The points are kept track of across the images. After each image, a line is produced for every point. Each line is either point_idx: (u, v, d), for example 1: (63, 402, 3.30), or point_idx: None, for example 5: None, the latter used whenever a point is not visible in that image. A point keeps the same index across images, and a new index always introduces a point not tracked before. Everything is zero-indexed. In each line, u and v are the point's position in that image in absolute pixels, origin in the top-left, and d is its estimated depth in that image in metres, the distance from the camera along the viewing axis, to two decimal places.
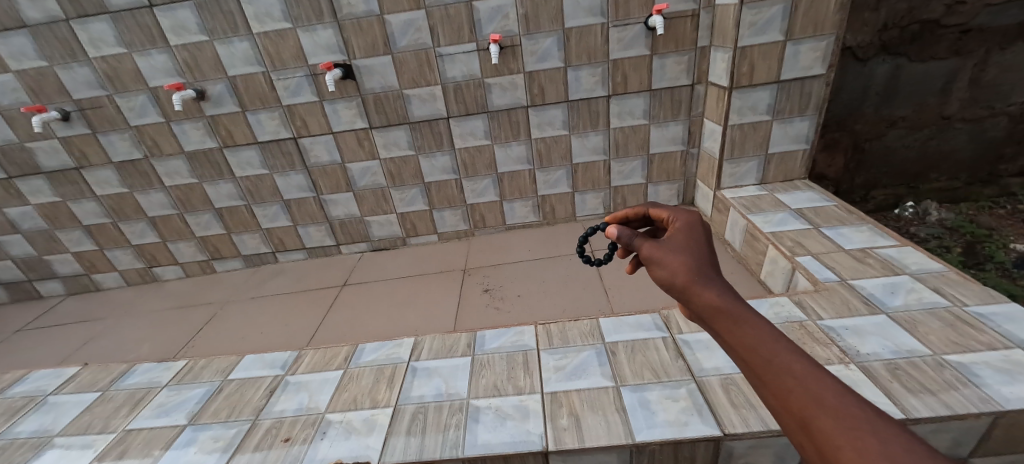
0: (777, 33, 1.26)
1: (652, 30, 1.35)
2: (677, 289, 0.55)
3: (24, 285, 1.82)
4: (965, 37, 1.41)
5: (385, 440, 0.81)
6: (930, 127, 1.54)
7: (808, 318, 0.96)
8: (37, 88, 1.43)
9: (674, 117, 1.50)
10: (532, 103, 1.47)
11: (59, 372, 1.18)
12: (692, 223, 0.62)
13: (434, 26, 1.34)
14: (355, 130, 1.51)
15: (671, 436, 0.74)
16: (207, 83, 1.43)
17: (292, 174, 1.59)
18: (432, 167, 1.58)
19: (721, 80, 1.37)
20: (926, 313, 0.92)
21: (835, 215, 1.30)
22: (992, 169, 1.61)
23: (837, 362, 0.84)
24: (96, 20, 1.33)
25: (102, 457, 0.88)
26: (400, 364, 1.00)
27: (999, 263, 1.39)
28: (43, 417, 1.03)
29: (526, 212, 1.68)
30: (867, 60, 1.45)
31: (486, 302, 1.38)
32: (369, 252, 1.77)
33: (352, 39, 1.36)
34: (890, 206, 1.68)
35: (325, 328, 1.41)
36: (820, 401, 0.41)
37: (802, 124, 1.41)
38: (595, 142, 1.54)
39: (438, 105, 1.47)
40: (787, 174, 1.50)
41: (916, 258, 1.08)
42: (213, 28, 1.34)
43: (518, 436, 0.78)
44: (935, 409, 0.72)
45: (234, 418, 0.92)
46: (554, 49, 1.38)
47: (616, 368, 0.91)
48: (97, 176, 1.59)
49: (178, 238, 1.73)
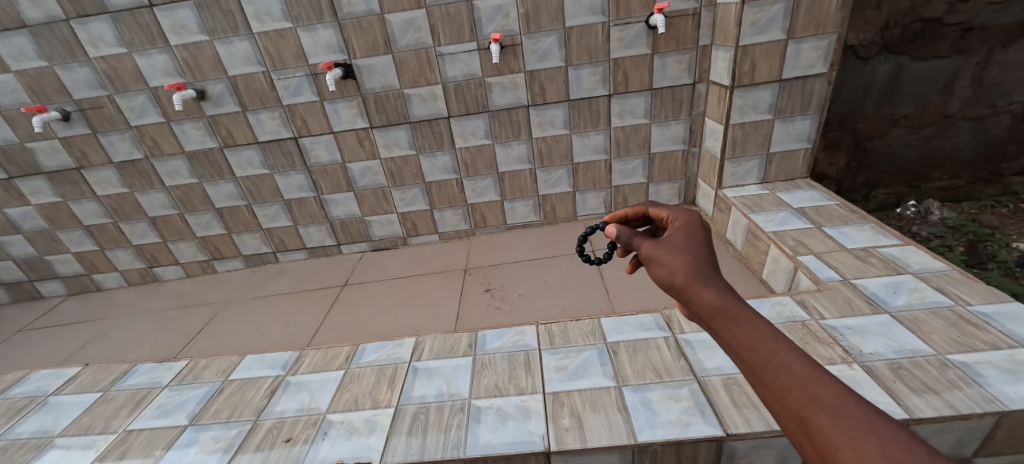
0: (778, 31, 1.26)
1: (653, 29, 1.35)
2: (676, 288, 0.54)
3: (25, 286, 1.82)
4: (967, 36, 1.40)
5: (385, 441, 0.81)
6: (932, 125, 1.54)
7: (810, 318, 0.95)
8: (37, 88, 1.43)
9: (674, 116, 1.49)
10: (532, 102, 1.46)
11: (60, 373, 1.18)
12: (692, 222, 0.61)
13: (434, 25, 1.34)
14: (355, 130, 1.51)
15: (673, 437, 0.74)
16: (207, 83, 1.43)
17: (292, 174, 1.59)
18: (432, 166, 1.58)
19: (722, 79, 1.36)
20: (929, 312, 0.92)
21: (836, 214, 1.30)
22: (994, 168, 1.61)
23: (839, 362, 0.83)
24: (96, 20, 1.32)
25: (103, 457, 0.88)
26: (401, 365, 1.00)
27: (1001, 262, 1.39)
28: (44, 417, 1.03)
29: (526, 212, 1.68)
30: (868, 58, 1.44)
31: (486, 302, 1.38)
32: (369, 252, 1.77)
33: (352, 38, 1.36)
34: (891, 205, 1.68)
35: (325, 328, 1.41)
36: (820, 401, 0.41)
37: (803, 123, 1.40)
38: (596, 142, 1.54)
39: (439, 104, 1.47)
40: (788, 173, 1.50)
41: (918, 257, 1.08)
42: (213, 28, 1.34)
43: (520, 437, 0.78)
44: (939, 409, 0.72)
45: (235, 418, 0.92)
46: (555, 48, 1.37)
47: (618, 368, 0.90)
48: (97, 176, 1.59)
49: (178, 238, 1.72)
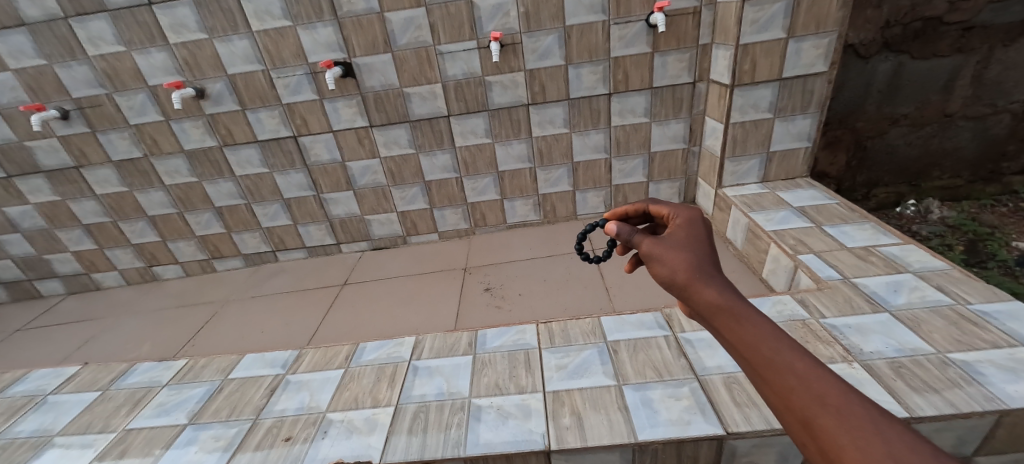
0: (779, 30, 1.25)
1: (653, 27, 1.35)
2: (676, 286, 0.54)
3: (24, 285, 1.82)
4: (967, 34, 1.40)
5: (385, 440, 0.81)
6: (933, 125, 1.54)
7: (810, 317, 0.95)
8: (35, 87, 1.43)
9: (675, 115, 1.49)
10: (532, 101, 1.46)
11: (59, 372, 1.18)
12: (693, 220, 0.61)
13: (434, 23, 1.33)
14: (355, 129, 1.51)
15: (674, 436, 0.74)
16: (206, 81, 1.42)
17: (291, 173, 1.59)
18: (432, 165, 1.58)
19: (722, 78, 1.36)
20: (929, 311, 0.92)
21: (836, 213, 1.29)
22: (994, 167, 1.61)
23: (840, 360, 0.83)
24: (95, 18, 1.32)
25: (103, 456, 0.88)
26: (400, 364, 1.00)
27: (1001, 261, 1.39)
28: (43, 416, 1.03)
29: (526, 211, 1.68)
30: (869, 57, 1.44)
31: (486, 301, 1.38)
32: (369, 251, 1.76)
33: (352, 36, 1.35)
34: (891, 204, 1.68)
35: (325, 327, 1.40)
36: (823, 400, 0.41)
37: (803, 121, 1.40)
38: (596, 141, 1.53)
39: (439, 103, 1.46)
40: (788, 172, 1.50)
41: (918, 256, 1.08)
42: (212, 26, 1.34)
43: (520, 436, 0.78)
44: (940, 408, 0.72)
45: (235, 417, 0.92)
46: (555, 46, 1.37)
47: (618, 367, 0.90)
48: (96, 175, 1.59)
49: (177, 237, 1.72)
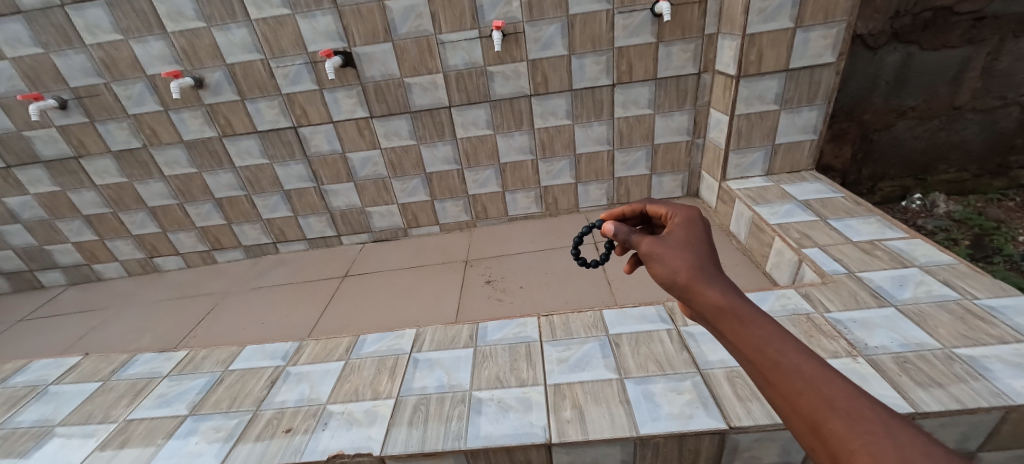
0: (787, 20, 1.22)
1: (658, 16, 1.32)
2: (677, 287, 0.54)
3: (26, 275, 1.82)
4: (978, 25, 1.37)
5: (385, 432, 0.80)
6: (941, 117, 1.52)
7: (814, 311, 0.95)
8: (33, 75, 1.41)
9: (678, 106, 1.48)
10: (535, 92, 1.44)
11: (59, 362, 1.18)
12: (692, 219, 0.60)
13: (434, 12, 1.31)
14: (355, 119, 1.49)
15: (676, 429, 0.74)
16: (206, 70, 1.41)
17: (292, 164, 1.58)
18: (433, 156, 1.57)
19: (729, 68, 1.34)
20: (936, 306, 0.91)
21: (842, 206, 1.28)
22: (1002, 161, 1.58)
23: (844, 355, 0.83)
24: (91, 6, 1.30)
25: (104, 446, 0.88)
26: (401, 356, 1.00)
27: (1006, 255, 1.38)
28: (44, 406, 1.03)
29: (528, 203, 1.67)
30: (878, 48, 1.41)
31: (487, 294, 1.38)
32: (370, 242, 1.76)
33: (351, 25, 1.33)
34: (896, 198, 1.67)
35: (325, 317, 1.41)
36: (832, 404, 0.40)
37: (810, 113, 1.38)
38: (599, 132, 1.52)
39: (439, 93, 1.45)
40: (793, 165, 1.48)
41: (925, 250, 1.07)
42: (210, 14, 1.32)
43: (521, 428, 0.78)
44: (944, 404, 0.71)
45: (235, 409, 0.92)
46: (557, 36, 1.35)
47: (620, 360, 0.90)
48: (96, 165, 1.58)
49: (178, 228, 1.72)
